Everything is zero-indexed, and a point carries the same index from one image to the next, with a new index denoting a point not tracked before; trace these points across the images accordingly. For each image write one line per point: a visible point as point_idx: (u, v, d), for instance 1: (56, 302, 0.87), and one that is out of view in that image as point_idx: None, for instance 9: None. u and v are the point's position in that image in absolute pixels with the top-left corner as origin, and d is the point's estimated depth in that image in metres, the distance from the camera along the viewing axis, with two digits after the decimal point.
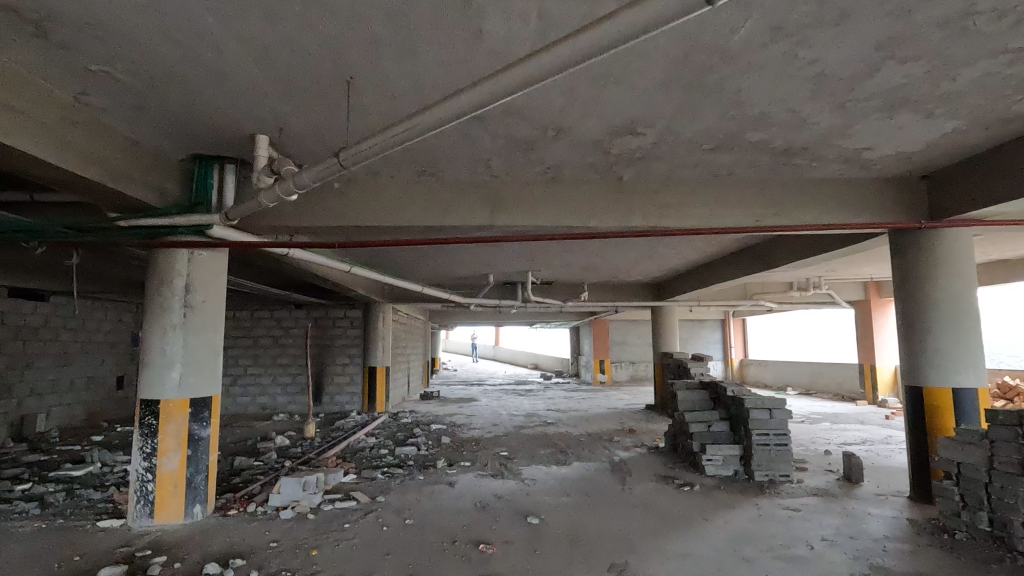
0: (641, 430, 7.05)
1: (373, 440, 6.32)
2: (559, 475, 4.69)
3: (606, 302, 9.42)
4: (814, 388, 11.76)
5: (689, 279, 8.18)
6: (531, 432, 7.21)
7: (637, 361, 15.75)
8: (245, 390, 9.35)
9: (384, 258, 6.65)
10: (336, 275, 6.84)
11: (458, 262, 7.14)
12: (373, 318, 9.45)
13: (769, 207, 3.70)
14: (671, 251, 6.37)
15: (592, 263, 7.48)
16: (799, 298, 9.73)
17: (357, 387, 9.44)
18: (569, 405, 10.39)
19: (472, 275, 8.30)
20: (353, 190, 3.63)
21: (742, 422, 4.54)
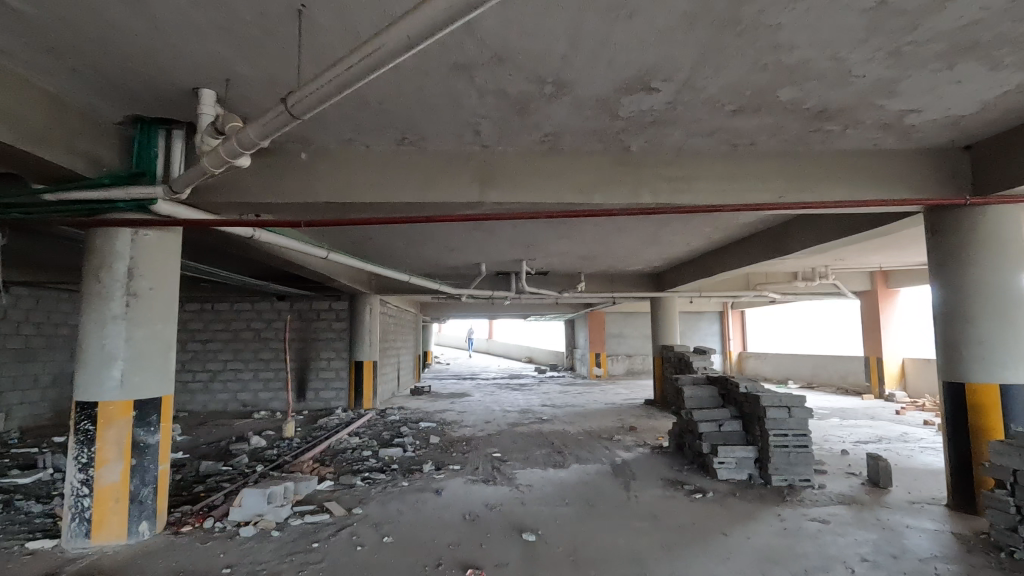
0: (642, 428, 6.66)
1: (357, 440, 5.90)
2: (557, 480, 4.29)
3: (604, 292, 9.01)
4: (816, 381, 11.43)
5: (691, 268, 7.78)
6: (526, 430, 6.82)
7: (634, 354, 15.38)
8: (225, 386, 8.88)
9: (368, 245, 6.20)
10: (317, 263, 6.38)
11: (448, 250, 6.70)
12: (360, 310, 9.00)
13: (793, 182, 3.28)
14: (676, 236, 5.95)
15: (589, 251, 7.05)
16: (804, 289, 9.37)
17: (344, 383, 9.01)
18: (565, 400, 10.01)
19: (463, 264, 7.87)
20: (323, 161, 3.18)
21: (758, 421, 4.14)
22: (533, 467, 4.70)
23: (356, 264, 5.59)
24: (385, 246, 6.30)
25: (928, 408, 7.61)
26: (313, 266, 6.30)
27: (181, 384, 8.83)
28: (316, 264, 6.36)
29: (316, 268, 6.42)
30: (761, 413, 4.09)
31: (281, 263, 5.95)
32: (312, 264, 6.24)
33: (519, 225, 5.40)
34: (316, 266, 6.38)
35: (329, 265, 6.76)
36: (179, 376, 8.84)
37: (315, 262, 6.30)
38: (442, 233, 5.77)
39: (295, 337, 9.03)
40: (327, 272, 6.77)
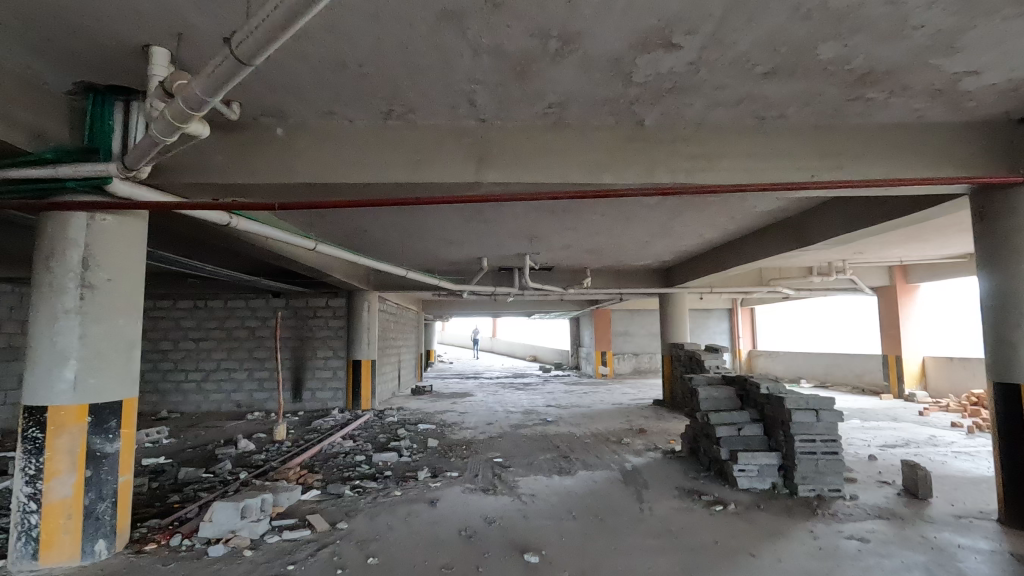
0: (652, 430, 6.32)
1: (351, 443, 5.58)
2: (562, 488, 3.96)
3: (610, 288, 8.67)
4: (830, 380, 11.06)
5: (703, 263, 7.43)
6: (529, 432, 6.49)
7: (641, 353, 15.02)
8: (218, 386, 8.59)
9: (363, 239, 5.88)
10: (311, 258, 6.07)
11: (447, 243, 6.37)
12: (357, 307, 8.69)
13: (826, 159, 2.93)
14: (689, 227, 5.60)
15: (596, 245, 6.71)
16: (819, 284, 9.00)
17: (341, 382, 8.71)
18: (570, 400, 9.69)
19: (464, 259, 7.55)
20: (301, 137, 2.85)
21: (781, 425, 3.79)
22: (537, 474, 4.37)
23: (349, 258, 5.27)
24: (381, 240, 5.98)
25: (953, 408, 7.24)
26: (307, 261, 5.99)
27: (173, 384, 8.55)
28: (309, 259, 6.05)
29: (310, 263, 6.11)
30: (785, 418, 3.74)
31: (272, 258, 5.64)
32: (305, 259, 5.93)
33: (521, 215, 5.06)
34: (310, 260, 6.07)
35: (323, 260, 6.46)
36: (172, 376, 8.56)
37: (309, 256, 5.99)
38: (440, 225, 5.44)
39: (291, 335, 8.73)
40: (322, 267, 6.47)
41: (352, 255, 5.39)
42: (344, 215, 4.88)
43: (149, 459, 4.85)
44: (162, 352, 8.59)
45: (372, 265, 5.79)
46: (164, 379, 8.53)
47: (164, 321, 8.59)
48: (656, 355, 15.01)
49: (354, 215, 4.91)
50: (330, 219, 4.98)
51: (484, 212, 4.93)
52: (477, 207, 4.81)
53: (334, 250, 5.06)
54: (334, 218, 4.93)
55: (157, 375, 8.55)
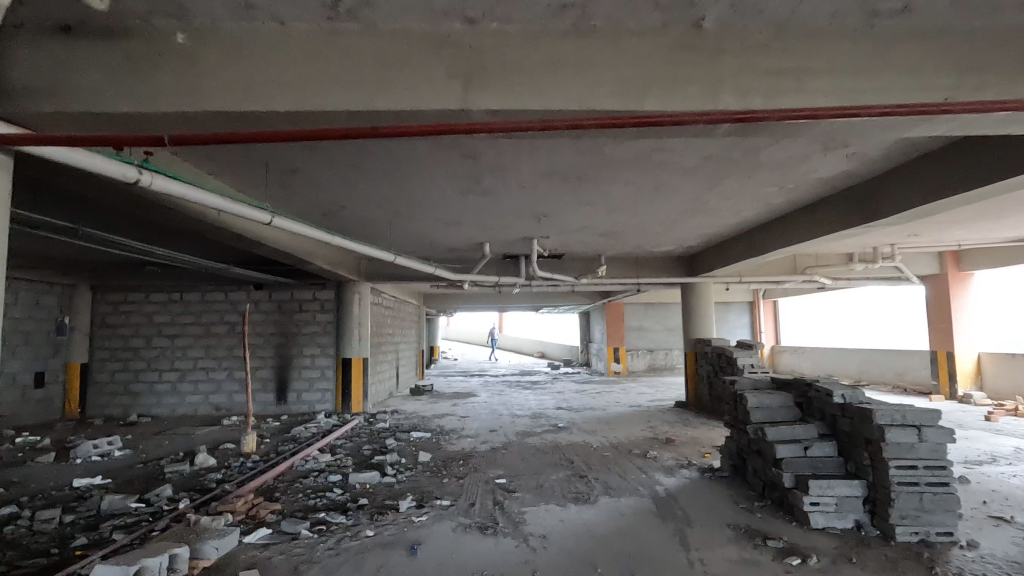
0: (680, 440, 5.45)
1: (329, 457, 4.75)
2: (582, 524, 3.10)
3: (627, 279, 7.80)
4: (866, 379, 10.14)
5: (735, 248, 6.53)
6: (537, 441, 5.65)
7: (655, 349, 14.11)
8: (195, 387, 7.81)
9: (343, 219, 5.04)
10: (290, 242, 5.27)
11: (441, 225, 5.52)
12: (347, 301, 7.87)
13: (965, 75, 2.04)
14: (727, 201, 4.70)
15: (613, 227, 5.83)
16: (860, 273, 8.08)
17: (330, 383, 7.89)
18: (582, 401, 8.84)
19: (463, 245, 6.71)
20: (211, 47, 1.98)
21: (869, 447, 2.92)
22: (548, 502, 3.51)
23: (327, 239, 4.44)
24: (365, 221, 5.14)
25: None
26: (285, 247, 5.18)
27: (147, 385, 7.80)
28: (288, 243, 5.25)
29: (290, 249, 5.30)
30: (874, 437, 2.87)
31: (240, 243, 4.84)
32: (282, 244, 5.12)
33: (528, 187, 4.19)
34: (289, 246, 5.26)
35: (305, 245, 5.64)
36: (145, 376, 7.80)
37: (285, 240, 5.18)
38: (432, 202, 4.58)
39: (274, 331, 7.93)
40: (304, 254, 5.65)
41: (331, 236, 4.58)
42: (312, 185, 4.03)
43: (83, 479, 4.05)
44: (134, 350, 7.85)
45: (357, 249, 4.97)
46: (136, 380, 7.80)
47: (136, 315, 7.90)
48: (672, 351, 14.10)
49: (325, 186, 4.06)
50: (296, 192, 4.14)
51: (483, 183, 4.07)
52: (473, 176, 3.94)
53: (308, 228, 4.24)
54: (301, 189, 4.08)
55: (129, 376, 7.81)
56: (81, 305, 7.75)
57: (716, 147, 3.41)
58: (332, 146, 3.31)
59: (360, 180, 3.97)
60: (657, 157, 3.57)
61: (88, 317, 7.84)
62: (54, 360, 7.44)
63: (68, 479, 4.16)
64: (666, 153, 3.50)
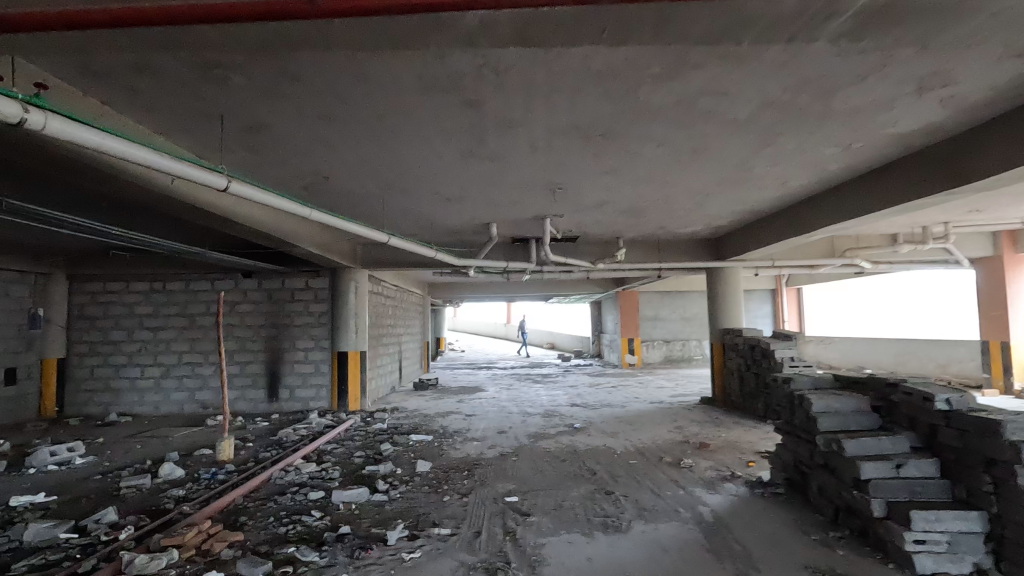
0: (715, 444, 4.78)
1: (313, 467, 4.12)
2: (617, 564, 2.44)
3: (648, 264, 7.11)
4: (902, 371, 9.43)
5: (772, 227, 5.82)
6: (552, 445, 5.01)
7: (672, 340, 13.39)
8: (180, 384, 7.23)
9: (328, 193, 4.39)
10: (269, 220, 4.62)
11: (442, 202, 4.86)
12: (343, 289, 7.24)
13: None
14: (776, 167, 4.01)
15: (637, 203, 5.14)
16: (904, 255, 7.33)
17: (325, 379, 7.28)
18: (597, 396, 8.19)
19: (467, 226, 6.04)
20: None
21: (996, 469, 2.26)
22: (571, 530, 2.86)
23: (305, 214, 3.78)
24: (355, 196, 4.49)
25: None
26: (263, 226, 4.53)
27: (128, 381, 7.22)
28: (267, 222, 4.60)
29: (269, 228, 4.65)
30: (1002, 457, 2.21)
31: (207, 220, 4.19)
32: (259, 222, 4.46)
33: (542, 150, 3.52)
34: (268, 226, 4.62)
35: (289, 226, 5.00)
36: (126, 372, 7.23)
37: (263, 217, 4.53)
38: (429, 170, 3.93)
39: (264, 323, 7.32)
40: (288, 236, 5.01)
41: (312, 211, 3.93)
42: (284, 147, 3.38)
43: (22, 497, 3.45)
44: (114, 343, 7.27)
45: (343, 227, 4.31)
46: (116, 376, 7.23)
47: (116, 307, 7.32)
48: (690, 342, 13.38)
49: (300, 148, 3.41)
50: (268, 155, 3.50)
51: (488, 144, 3.40)
52: (476, 136, 3.27)
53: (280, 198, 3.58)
54: (272, 151, 3.44)
55: (109, 372, 7.25)
56: (56, 295, 7.17)
57: (778, 90, 2.72)
58: (300, 93, 2.65)
59: (341, 140, 3.31)
60: (703, 105, 2.88)
61: (65, 309, 7.26)
62: (27, 355, 6.88)
63: (7, 495, 3.56)
64: (714, 99, 2.81)
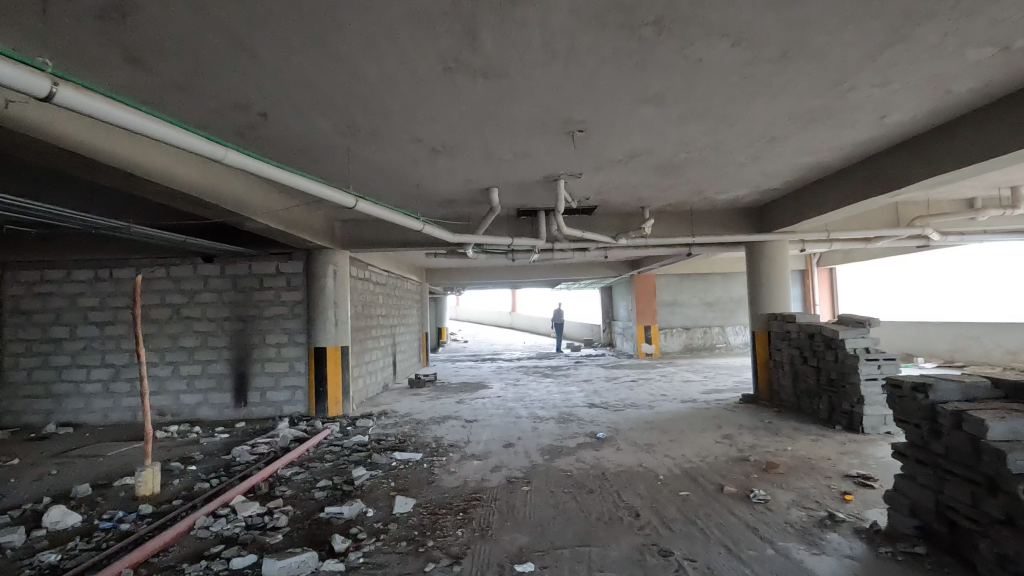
0: (784, 464, 3.69)
1: (257, 508, 3.07)
2: None
3: (679, 239, 5.99)
4: (961, 359, 8.42)
5: (840, 187, 4.69)
6: (573, 464, 3.94)
7: (692, 328, 12.32)
8: (132, 388, 6.19)
9: (272, 138, 3.30)
10: (202, 180, 3.52)
11: (428, 155, 3.76)
12: (319, 274, 6.17)
13: None
14: (883, 87, 2.89)
15: (676, 155, 4.02)
16: (982, 224, 6.20)
17: (300, 379, 6.23)
18: (618, 394, 7.11)
19: (462, 193, 4.94)
20: None
21: None
22: None
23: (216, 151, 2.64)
24: (310, 144, 3.39)
25: None
26: (193, 188, 3.43)
27: (73, 385, 6.20)
28: (200, 182, 3.49)
29: (204, 191, 3.54)
30: None
31: (108, 179, 3.10)
32: (185, 182, 3.35)
33: (563, 56, 2.42)
34: (201, 187, 3.50)
35: (237, 190, 3.89)
36: (69, 374, 6.20)
37: (193, 176, 3.42)
38: (402, 96, 2.82)
39: (229, 315, 6.26)
40: (237, 204, 3.90)
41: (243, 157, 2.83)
42: (181, 52, 2.29)
43: None
44: (55, 342, 6.23)
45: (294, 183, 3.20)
46: (58, 379, 6.20)
47: (56, 299, 6.27)
48: (711, 329, 12.30)
49: (206, 53, 2.32)
50: (163, 68, 2.42)
51: (483, 44, 2.30)
52: (464, 27, 2.16)
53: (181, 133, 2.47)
54: (167, 60, 2.35)
55: (50, 374, 6.22)
56: None
57: None
58: None
59: (263, 38, 2.22)
60: None
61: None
62: None
63: None
64: None
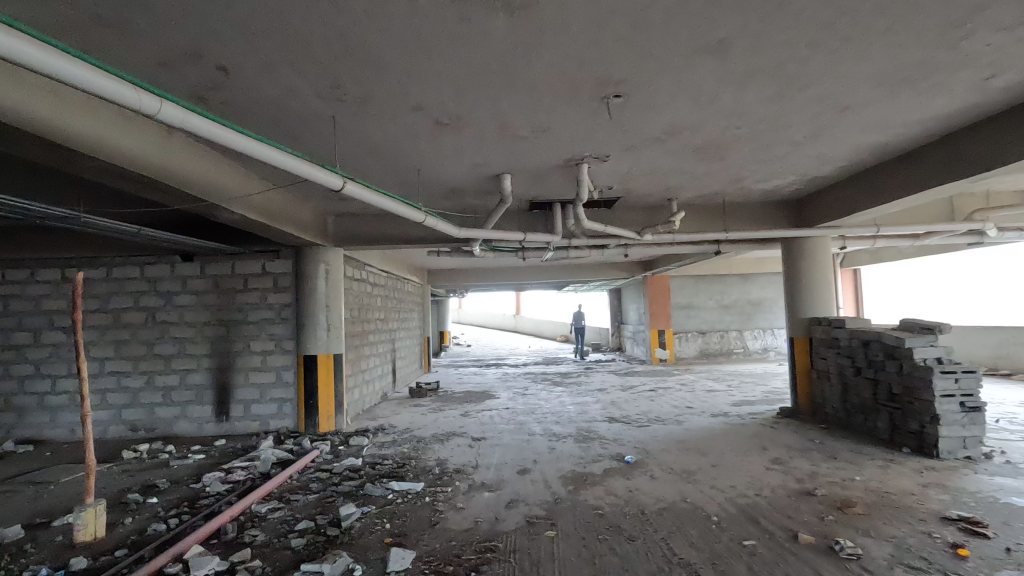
0: (860, 500, 3.07)
1: (218, 562, 2.46)
2: None
3: (710, 234, 5.37)
4: (1006, 366, 7.83)
5: (905, 173, 4.07)
6: (601, 496, 3.31)
7: (708, 332, 11.70)
8: (102, 401, 5.58)
9: (239, 102, 2.69)
10: (153, 154, 2.89)
11: (431, 129, 3.15)
12: (310, 274, 5.56)
13: None
14: (1010, 32, 2.27)
15: (724, 131, 3.40)
16: None
17: (289, 391, 5.61)
18: (639, 406, 6.48)
19: (469, 180, 4.32)
20: None
21: None
22: None
23: (144, 102, 2.02)
24: (286, 110, 2.78)
25: None
26: (139, 163, 2.79)
27: (36, 398, 5.59)
28: (150, 157, 2.86)
29: (157, 168, 2.91)
30: None
31: (33, 150, 2.50)
32: (129, 155, 2.72)
33: None
34: (151, 162, 2.87)
35: (203, 171, 3.26)
36: (33, 386, 5.59)
37: (139, 148, 2.79)
38: (395, 39, 2.20)
39: (210, 319, 5.65)
40: (202, 187, 3.27)
41: (188, 113, 2.20)
42: None
43: None
44: (16, 350, 5.61)
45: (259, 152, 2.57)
46: (19, 391, 5.59)
47: (18, 302, 5.65)
48: (728, 333, 11.66)
49: None
50: None
51: None
52: None
53: (90, 72, 1.83)
54: None
55: (11, 385, 5.60)
56: None
57: None
58: None
59: None
60: None
61: None
62: None
63: None
64: None
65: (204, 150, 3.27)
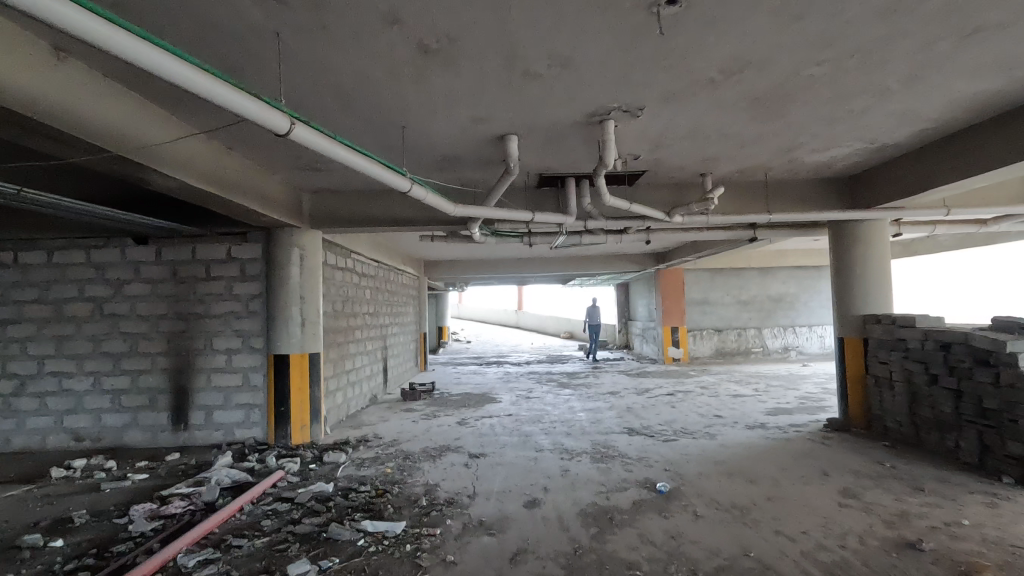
0: (983, 559, 2.30)
1: None
2: None
3: (749, 216, 4.58)
4: None
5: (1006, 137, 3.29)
6: (636, 545, 2.54)
7: (724, 330, 10.91)
8: (41, 406, 4.81)
9: (139, 3, 1.90)
10: (33, 82, 2.09)
11: (414, 59, 2.36)
12: (282, 260, 4.78)
13: None
14: None
15: (797, 72, 2.61)
16: None
17: (258, 397, 4.84)
18: (659, 413, 5.71)
19: (466, 145, 3.54)
20: None
21: None
22: None
23: None
24: (210, 15, 1.98)
25: None
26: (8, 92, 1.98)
27: None
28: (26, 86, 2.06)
29: (38, 104, 2.11)
30: None
31: None
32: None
33: None
34: (25, 92, 2.06)
35: (111, 113, 2.45)
36: None
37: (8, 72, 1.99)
38: None
39: (166, 313, 4.88)
40: (112, 136, 2.47)
41: None
42: None
43: None
44: None
45: (133, 57, 1.71)
46: None
47: None
48: (746, 331, 10.87)
49: None
50: None
51: None
52: None
53: None
54: None
55: None
56: None
57: None
58: None
59: None
60: None
61: None
62: None
63: None
64: None
65: (108, 82, 2.43)
